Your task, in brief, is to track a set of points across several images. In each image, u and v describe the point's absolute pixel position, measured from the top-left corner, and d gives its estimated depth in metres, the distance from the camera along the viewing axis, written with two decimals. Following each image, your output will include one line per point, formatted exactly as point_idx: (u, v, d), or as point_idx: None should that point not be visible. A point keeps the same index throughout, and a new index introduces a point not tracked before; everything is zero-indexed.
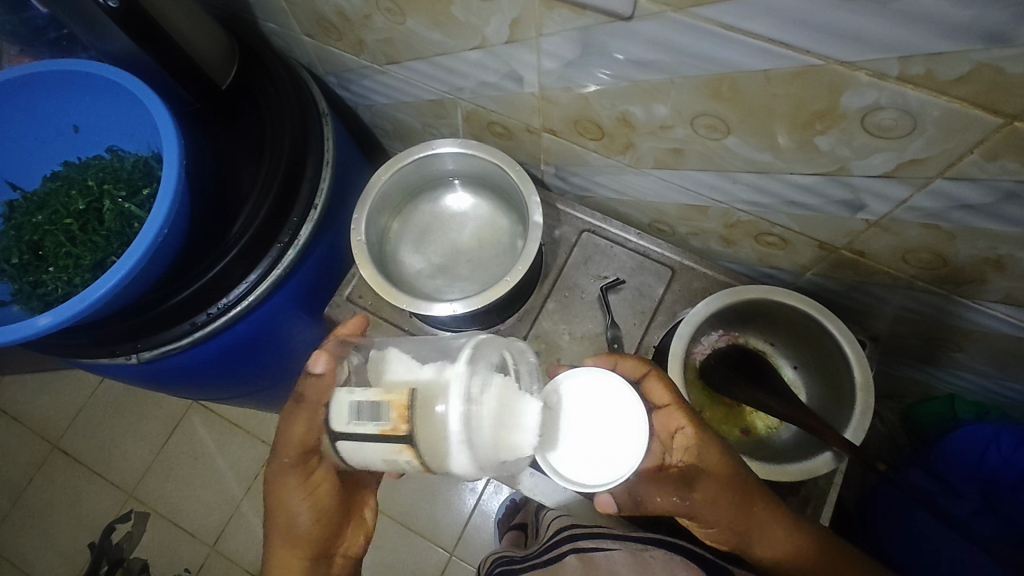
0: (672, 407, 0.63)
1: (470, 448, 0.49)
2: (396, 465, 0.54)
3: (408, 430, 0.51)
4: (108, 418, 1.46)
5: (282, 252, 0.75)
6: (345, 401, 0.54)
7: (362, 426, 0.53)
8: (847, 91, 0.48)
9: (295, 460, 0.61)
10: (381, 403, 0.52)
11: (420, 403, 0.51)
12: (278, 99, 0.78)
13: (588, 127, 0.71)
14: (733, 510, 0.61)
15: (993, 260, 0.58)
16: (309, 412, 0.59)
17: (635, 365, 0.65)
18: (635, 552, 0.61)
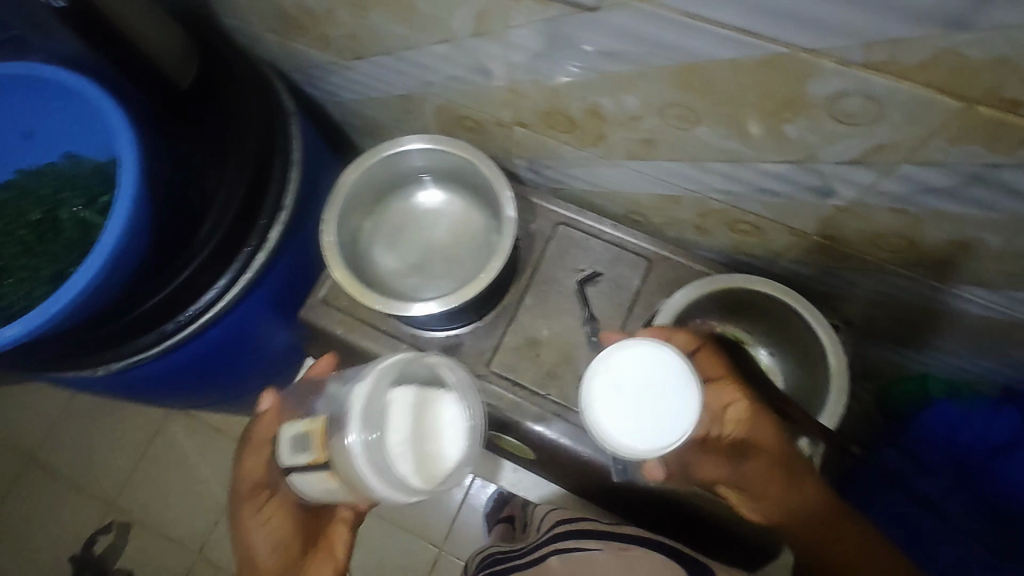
0: (726, 378, 0.63)
1: (381, 470, 0.59)
2: (333, 494, 0.61)
3: (328, 458, 0.59)
4: (83, 428, 1.43)
5: (251, 256, 0.74)
6: (285, 433, 0.62)
7: (295, 459, 0.61)
8: (813, 78, 0.48)
9: (248, 494, 0.65)
10: (307, 435, 0.60)
11: (335, 433, 0.60)
12: (240, 99, 0.76)
13: (559, 119, 0.70)
14: (783, 482, 0.60)
15: (960, 242, 0.59)
16: (257, 448, 0.67)
17: (686, 338, 0.65)
18: (618, 552, 0.59)
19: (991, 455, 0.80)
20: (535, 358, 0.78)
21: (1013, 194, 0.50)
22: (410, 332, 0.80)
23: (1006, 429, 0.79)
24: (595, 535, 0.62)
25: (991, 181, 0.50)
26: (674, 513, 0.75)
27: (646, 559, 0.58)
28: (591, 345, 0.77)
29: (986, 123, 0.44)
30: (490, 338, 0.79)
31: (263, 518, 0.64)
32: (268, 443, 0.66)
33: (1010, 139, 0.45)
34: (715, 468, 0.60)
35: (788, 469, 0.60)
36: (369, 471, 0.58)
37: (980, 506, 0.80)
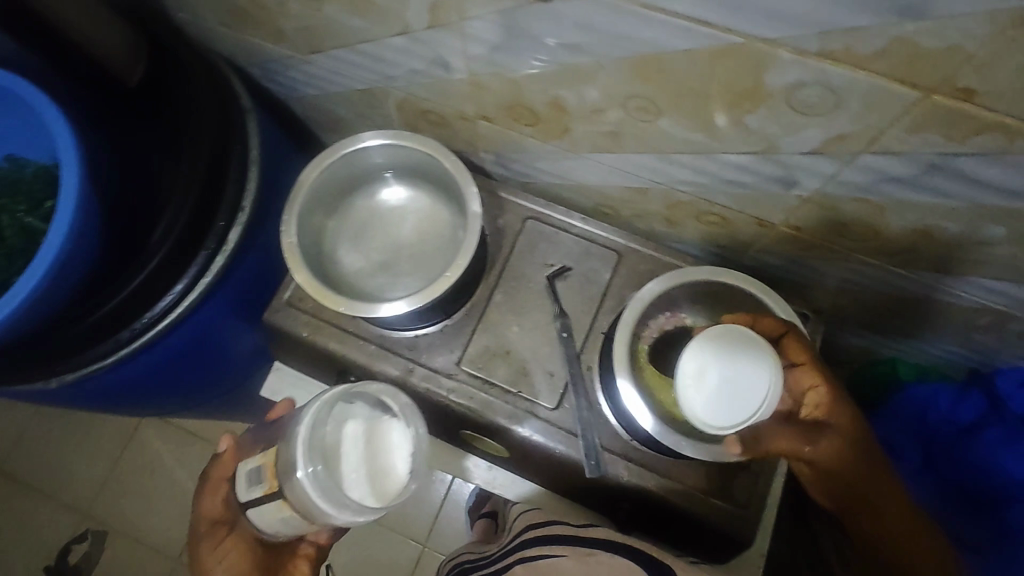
0: (808, 364, 0.60)
1: (331, 495, 0.64)
2: (290, 522, 0.67)
3: (280, 486, 0.65)
4: (53, 437, 1.39)
5: (209, 259, 0.71)
6: (241, 471, 0.69)
7: (251, 492, 0.67)
8: (770, 68, 0.47)
9: (210, 530, 0.74)
10: (259, 468, 0.67)
11: (283, 465, 0.66)
12: (193, 96, 0.73)
13: (522, 112, 0.69)
14: (856, 459, 0.61)
15: (922, 230, 0.59)
16: (215, 487, 0.75)
17: (774, 323, 0.64)
18: (582, 557, 0.59)
19: (958, 437, 0.82)
20: (506, 356, 0.77)
21: (972, 182, 0.50)
22: (378, 333, 0.78)
23: (971, 410, 0.81)
24: (561, 539, 0.63)
25: (950, 169, 0.49)
26: (649, 508, 0.75)
27: (609, 563, 0.58)
28: (562, 341, 0.76)
29: (943, 112, 0.44)
30: (460, 337, 0.78)
31: (221, 552, 0.72)
32: (225, 483, 0.74)
33: (967, 127, 0.44)
34: (793, 442, 0.60)
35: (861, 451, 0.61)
36: (318, 498, 0.63)
37: (948, 487, 0.82)
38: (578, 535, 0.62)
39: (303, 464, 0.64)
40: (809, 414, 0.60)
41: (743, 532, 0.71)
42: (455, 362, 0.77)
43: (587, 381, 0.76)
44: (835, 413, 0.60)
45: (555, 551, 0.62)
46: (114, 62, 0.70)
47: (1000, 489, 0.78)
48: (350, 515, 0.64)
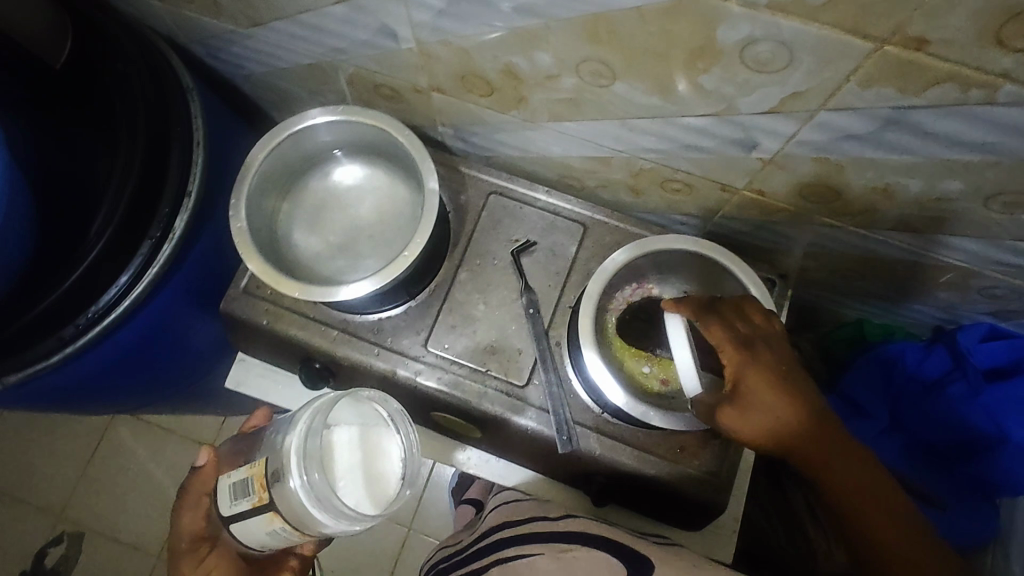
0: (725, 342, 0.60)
1: (326, 504, 0.60)
2: (278, 535, 0.63)
3: (269, 495, 0.61)
4: (23, 440, 1.35)
5: (155, 248, 0.67)
6: (226, 484, 0.65)
7: (237, 506, 0.64)
8: (721, 24, 0.45)
9: (189, 548, 0.69)
10: (247, 479, 0.63)
11: (274, 475, 0.62)
12: (126, 76, 0.69)
13: (475, 83, 0.66)
14: (770, 438, 0.58)
15: (881, 189, 0.58)
16: (196, 502, 0.71)
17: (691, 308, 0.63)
18: (557, 554, 0.54)
19: (924, 393, 0.82)
20: (473, 335, 0.76)
21: (928, 136, 0.49)
22: (340, 318, 0.76)
23: (937, 365, 0.81)
24: (540, 539, 0.58)
25: (906, 124, 0.48)
26: (626, 482, 0.74)
27: (587, 557, 0.53)
28: (529, 317, 0.75)
29: (896, 64, 0.42)
30: (426, 318, 0.76)
31: (202, 570, 0.68)
32: (207, 497, 0.71)
33: (920, 79, 0.43)
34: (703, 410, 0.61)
35: (786, 418, 0.58)
36: (315, 507, 0.60)
37: (914, 445, 0.83)
38: (557, 534, 0.58)
39: (302, 472, 0.61)
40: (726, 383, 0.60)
41: (716, 500, 0.71)
42: (422, 344, 0.75)
43: (557, 357, 0.75)
44: (745, 380, 0.58)
45: (531, 550, 0.57)
46: (44, 48, 0.67)
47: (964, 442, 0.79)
48: (342, 525, 0.61)
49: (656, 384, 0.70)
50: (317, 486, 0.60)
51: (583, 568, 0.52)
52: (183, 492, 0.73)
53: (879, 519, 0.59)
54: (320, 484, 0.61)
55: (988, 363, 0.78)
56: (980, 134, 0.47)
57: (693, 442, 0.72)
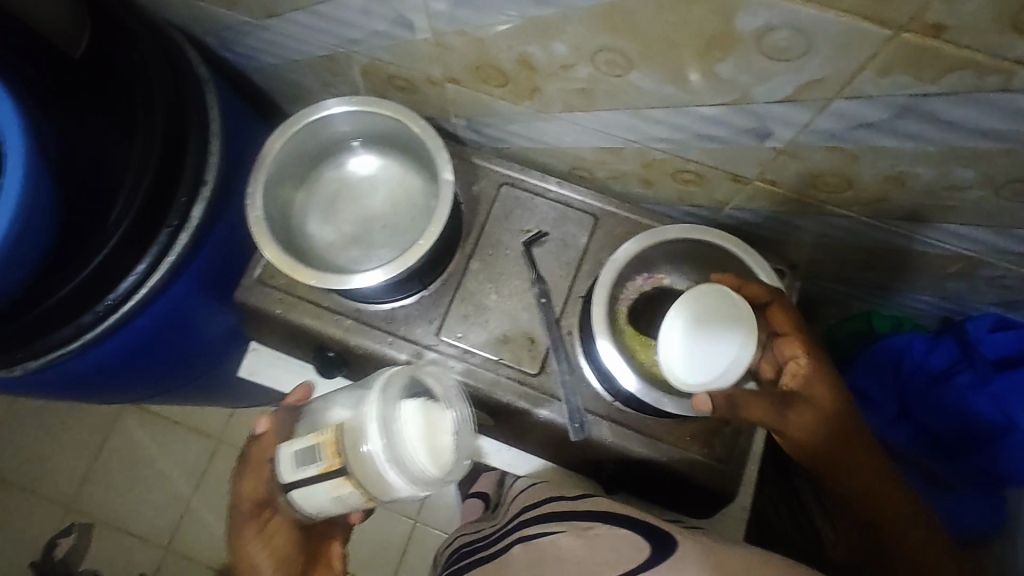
0: (792, 333, 0.60)
1: (401, 467, 0.60)
2: (343, 500, 0.62)
3: (343, 461, 0.60)
4: (32, 431, 1.36)
5: (173, 237, 0.68)
6: (287, 452, 0.63)
7: (305, 471, 0.62)
8: (739, 12, 0.45)
9: (251, 512, 0.68)
10: (314, 446, 0.61)
11: (347, 440, 0.61)
12: (143, 66, 0.69)
13: (490, 73, 0.67)
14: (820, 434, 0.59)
15: (894, 178, 0.59)
16: (257, 471, 0.68)
17: (762, 290, 0.63)
18: (580, 533, 0.56)
19: (932, 383, 0.82)
20: (485, 324, 0.76)
21: (942, 124, 0.50)
22: (354, 307, 0.77)
23: (943, 357, 0.82)
24: (561, 518, 0.59)
25: (921, 112, 0.49)
26: (636, 470, 0.75)
27: (609, 535, 0.55)
28: (541, 307, 0.76)
29: (913, 50, 0.43)
30: (439, 308, 0.77)
31: (267, 535, 0.68)
32: (268, 466, 0.67)
33: (937, 66, 0.44)
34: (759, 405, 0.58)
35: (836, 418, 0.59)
36: (391, 469, 0.59)
37: (923, 435, 0.83)
38: (579, 513, 0.59)
39: (380, 435, 0.60)
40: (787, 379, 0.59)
41: (725, 487, 0.72)
42: (434, 333, 0.76)
43: (569, 345, 0.75)
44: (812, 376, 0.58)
45: (553, 529, 0.58)
46: (63, 38, 0.67)
47: (962, 430, 0.80)
48: (413, 488, 0.61)
49: None
50: (394, 450, 0.60)
51: (606, 544, 0.53)
52: (243, 457, 0.70)
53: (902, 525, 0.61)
54: (396, 446, 0.60)
55: (994, 355, 0.79)
56: (995, 121, 0.48)
57: (703, 431, 0.72)
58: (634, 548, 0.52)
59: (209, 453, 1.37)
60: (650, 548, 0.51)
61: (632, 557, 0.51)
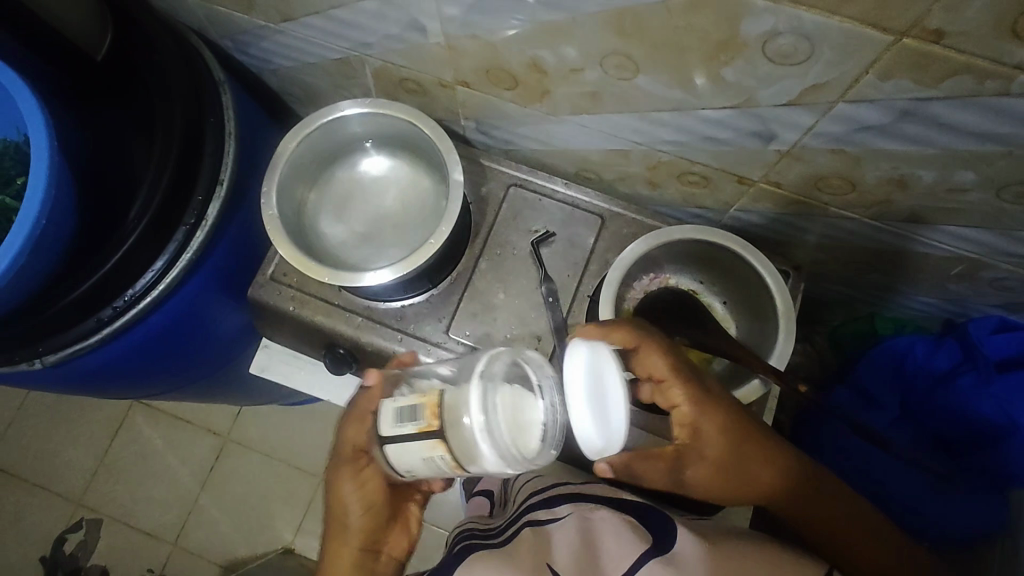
0: (671, 380, 0.60)
1: (500, 442, 0.53)
2: (432, 465, 0.57)
3: (441, 424, 0.56)
4: (42, 427, 1.38)
5: (189, 235, 0.70)
6: (390, 406, 0.59)
7: (400, 429, 0.58)
8: (745, 18, 0.47)
9: (349, 456, 0.64)
10: (417, 405, 0.57)
11: (451, 406, 0.56)
12: (164, 68, 0.71)
13: (500, 76, 0.69)
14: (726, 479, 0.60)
15: (896, 180, 0.60)
16: (360, 420, 0.63)
17: (630, 335, 0.61)
18: (585, 516, 0.58)
19: (936, 386, 0.82)
20: (493, 322, 0.78)
21: (943, 127, 0.51)
22: (364, 305, 0.78)
23: (945, 360, 0.82)
24: (568, 499, 0.62)
25: (922, 115, 0.50)
26: None
27: (611, 522, 0.57)
28: (548, 306, 0.77)
29: (915, 55, 0.44)
30: (447, 306, 0.78)
31: (362, 483, 0.64)
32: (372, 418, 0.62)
33: (938, 70, 0.45)
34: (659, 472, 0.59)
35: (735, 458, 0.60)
36: (487, 442, 0.53)
37: (924, 435, 0.84)
38: (587, 497, 0.61)
39: (481, 406, 0.53)
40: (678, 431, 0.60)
41: None
42: (443, 331, 0.77)
43: None
44: (701, 425, 0.59)
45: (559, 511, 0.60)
46: (86, 40, 0.70)
47: (961, 433, 0.81)
48: (506, 467, 0.54)
49: None
50: (493, 426, 0.53)
51: (610, 531, 0.56)
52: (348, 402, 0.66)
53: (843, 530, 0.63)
54: (496, 421, 0.53)
55: (997, 355, 0.79)
56: (995, 125, 0.49)
57: None
58: (637, 536, 0.55)
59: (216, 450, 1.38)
60: (649, 541, 0.54)
61: (634, 546, 0.54)
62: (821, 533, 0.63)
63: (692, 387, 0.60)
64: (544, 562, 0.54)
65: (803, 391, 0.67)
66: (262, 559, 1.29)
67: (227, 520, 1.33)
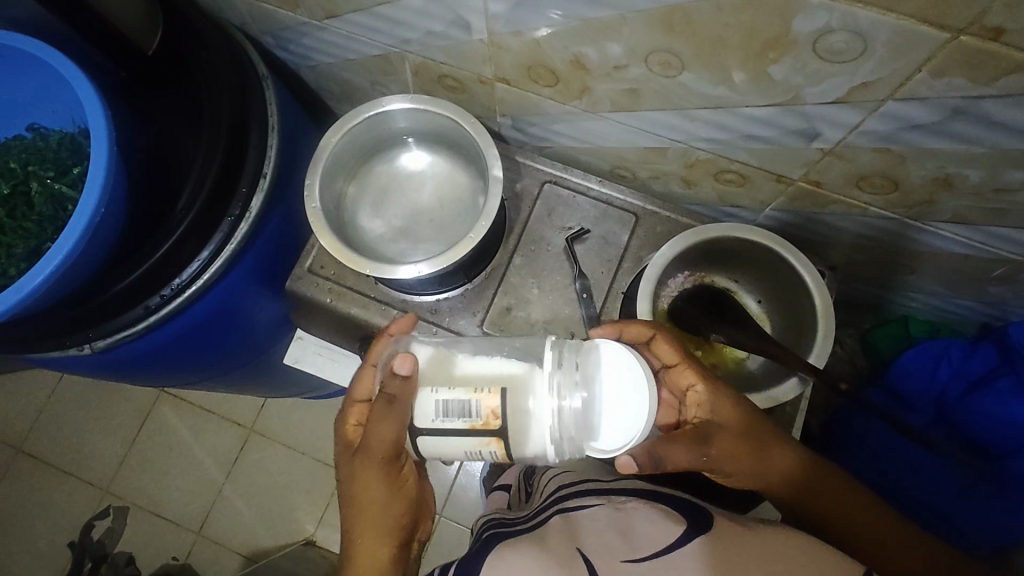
0: (681, 364, 0.62)
1: (559, 436, 0.53)
2: (472, 456, 0.55)
3: (501, 423, 0.52)
4: (72, 415, 1.41)
5: (234, 226, 0.71)
6: (430, 399, 0.54)
7: (447, 423, 0.53)
8: (798, 15, 0.47)
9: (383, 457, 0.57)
10: (471, 400, 0.53)
11: (513, 401, 0.53)
12: (212, 63, 0.73)
13: (541, 73, 0.69)
14: (748, 454, 0.62)
15: (941, 180, 0.60)
16: (396, 419, 0.54)
17: (642, 328, 0.63)
18: (617, 506, 0.57)
19: (968, 391, 0.82)
20: (527, 317, 0.78)
21: (994, 125, 0.51)
22: (399, 298, 0.79)
23: (980, 364, 0.81)
24: (597, 492, 0.60)
25: (973, 114, 0.50)
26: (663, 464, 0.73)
27: (645, 509, 0.56)
28: (583, 302, 0.77)
29: (972, 53, 0.44)
30: (481, 301, 0.79)
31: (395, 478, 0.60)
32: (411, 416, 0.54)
33: (993, 68, 0.44)
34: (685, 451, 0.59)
35: (754, 434, 0.62)
36: (547, 435, 0.53)
37: (959, 438, 0.83)
38: (613, 487, 0.60)
39: (554, 399, 0.53)
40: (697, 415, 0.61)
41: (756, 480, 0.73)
42: (477, 326, 0.78)
43: None
44: (720, 404, 0.61)
45: (589, 502, 0.59)
46: (141, 38, 0.73)
47: (1002, 440, 0.78)
48: (554, 458, 0.54)
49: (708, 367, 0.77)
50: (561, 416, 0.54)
51: (643, 517, 0.55)
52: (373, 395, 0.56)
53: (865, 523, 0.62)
54: (561, 415, 0.53)
55: None
56: None
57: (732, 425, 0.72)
58: (671, 521, 0.54)
59: (240, 442, 1.39)
60: (686, 523, 0.54)
61: (670, 529, 0.53)
62: (839, 515, 0.63)
63: (703, 369, 0.62)
64: (575, 546, 0.53)
65: (842, 391, 0.66)
66: (284, 550, 1.30)
67: (250, 511, 1.34)
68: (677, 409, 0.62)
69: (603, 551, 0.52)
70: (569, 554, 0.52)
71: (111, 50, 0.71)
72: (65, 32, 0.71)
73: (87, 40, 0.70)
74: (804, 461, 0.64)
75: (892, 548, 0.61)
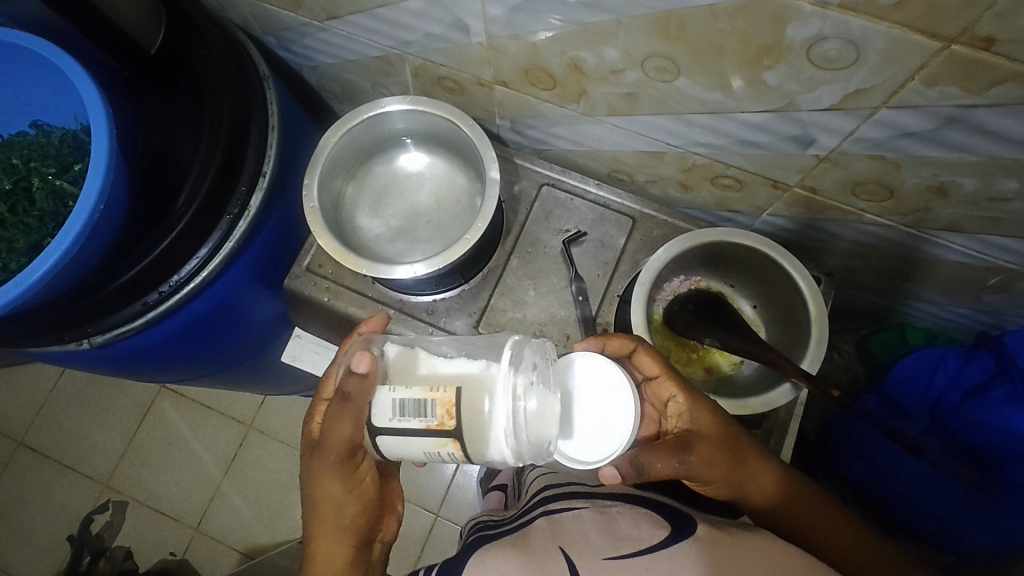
0: (662, 376, 0.63)
1: (517, 439, 0.53)
2: (434, 458, 0.55)
3: (456, 424, 0.52)
4: (74, 410, 1.42)
5: (233, 223, 0.72)
6: (388, 397, 0.54)
7: (403, 422, 0.54)
8: (791, 22, 0.47)
9: (340, 457, 0.59)
10: (426, 400, 0.53)
11: (469, 399, 0.53)
12: (211, 63, 0.74)
13: (540, 76, 0.70)
14: (723, 465, 0.61)
15: (936, 188, 0.60)
16: (352, 416, 0.56)
17: (624, 341, 0.64)
18: (601, 510, 0.57)
19: (964, 400, 0.80)
20: (523, 319, 0.79)
21: (988, 135, 0.50)
22: (397, 298, 0.80)
23: (977, 372, 0.79)
24: (584, 495, 0.61)
25: (967, 123, 0.50)
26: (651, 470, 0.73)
27: (630, 513, 0.57)
28: (578, 304, 0.78)
29: (965, 62, 0.44)
30: (477, 301, 0.79)
31: (353, 479, 0.61)
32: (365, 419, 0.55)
33: (986, 78, 0.44)
34: (667, 460, 0.58)
35: (731, 446, 0.61)
36: (504, 438, 0.53)
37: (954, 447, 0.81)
38: (598, 492, 0.60)
39: (509, 401, 0.53)
40: (678, 425, 0.62)
41: None
42: (473, 326, 0.79)
43: None
44: (697, 418, 0.61)
45: (575, 504, 0.59)
46: (144, 37, 0.74)
47: (1002, 449, 0.76)
48: (512, 460, 0.54)
49: (701, 372, 0.78)
50: (526, 421, 0.53)
51: (627, 521, 0.55)
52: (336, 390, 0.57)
53: (837, 532, 0.64)
54: (518, 417, 0.53)
55: None
56: None
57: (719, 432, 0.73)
58: (655, 526, 0.55)
59: (239, 439, 1.40)
60: (670, 528, 0.54)
61: (653, 532, 0.54)
62: (803, 517, 0.64)
63: (682, 380, 0.63)
64: (558, 545, 0.53)
65: (835, 398, 0.65)
66: (281, 546, 1.31)
67: (248, 508, 1.35)
68: (657, 422, 0.65)
69: (586, 550, 0.52)
70: (552, 555, 0.52)
71: (115, 47, 0.72)
72: (67, 30, 0.72)
73: (93, 41, 0.71)
74: (776, 467, 0.65)
75: (850, 546, 0.64)
